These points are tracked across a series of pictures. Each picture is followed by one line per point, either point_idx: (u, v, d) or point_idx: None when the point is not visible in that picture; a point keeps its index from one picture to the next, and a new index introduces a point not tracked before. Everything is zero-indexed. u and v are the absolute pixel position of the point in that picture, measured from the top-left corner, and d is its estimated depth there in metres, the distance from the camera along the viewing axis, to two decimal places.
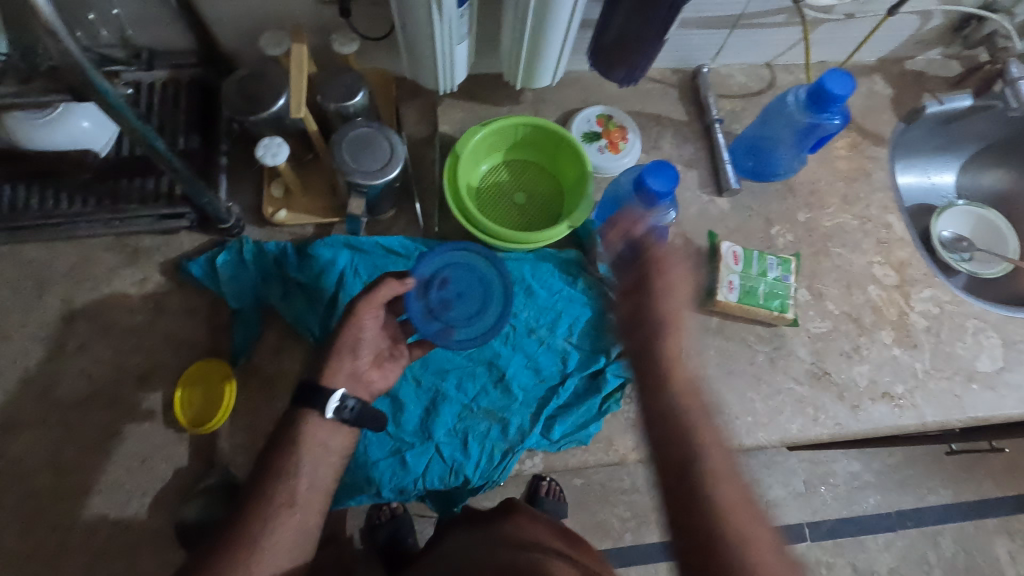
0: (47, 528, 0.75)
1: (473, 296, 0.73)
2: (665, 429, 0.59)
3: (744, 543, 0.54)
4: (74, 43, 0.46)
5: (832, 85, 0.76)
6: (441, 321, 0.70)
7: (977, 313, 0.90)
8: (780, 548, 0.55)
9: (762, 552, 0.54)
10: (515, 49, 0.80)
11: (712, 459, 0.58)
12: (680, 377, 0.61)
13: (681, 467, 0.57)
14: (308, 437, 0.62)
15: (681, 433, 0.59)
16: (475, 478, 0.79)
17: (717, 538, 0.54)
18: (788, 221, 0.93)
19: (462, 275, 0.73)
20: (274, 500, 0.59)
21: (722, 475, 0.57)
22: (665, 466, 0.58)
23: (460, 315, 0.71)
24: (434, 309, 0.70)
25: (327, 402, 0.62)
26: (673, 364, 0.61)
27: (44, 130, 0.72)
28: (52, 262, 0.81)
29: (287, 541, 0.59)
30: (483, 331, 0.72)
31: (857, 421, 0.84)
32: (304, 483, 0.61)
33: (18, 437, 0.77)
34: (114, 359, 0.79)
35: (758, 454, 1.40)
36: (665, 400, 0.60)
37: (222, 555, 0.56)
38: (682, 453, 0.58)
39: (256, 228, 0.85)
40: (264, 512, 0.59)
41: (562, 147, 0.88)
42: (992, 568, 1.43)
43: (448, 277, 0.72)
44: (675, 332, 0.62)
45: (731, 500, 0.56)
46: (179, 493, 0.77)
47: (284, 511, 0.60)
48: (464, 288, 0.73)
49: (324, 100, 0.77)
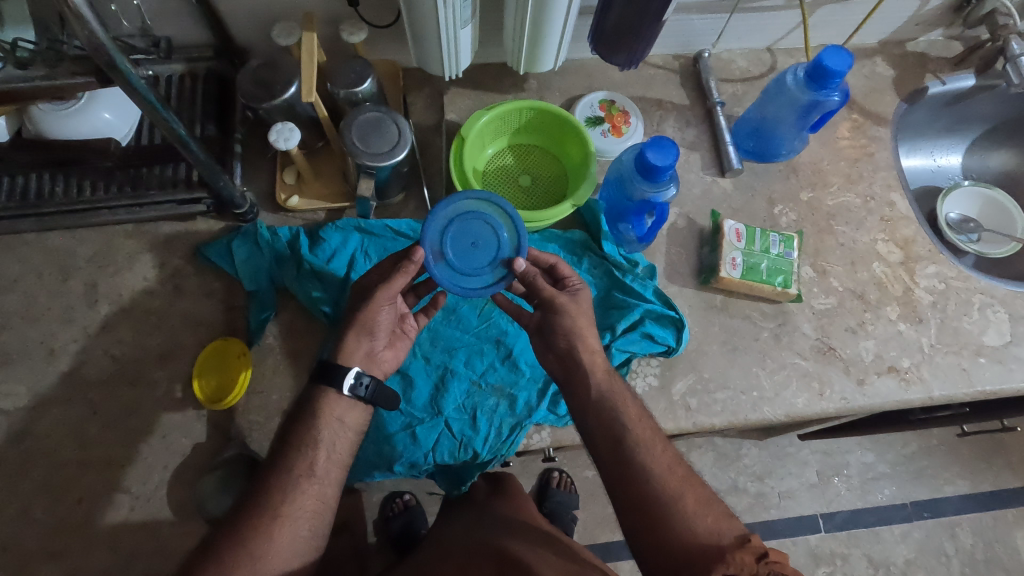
0: (73, 500, 0.78)
1: (482, 263, 0.72)
2: (597, 407, 0.66)
3: (681, 501, 0.59)
4: (100, 27, 0.48)
5: (830, 61, 0.78)
6: (457, 271, 0.71)
7: (984, 288, 0.90)
8: (718, 506, 0.60)
9: (698, 509, 0.59)
10: (518, 34, 0.82)
11: (641, 428, 0.64)
12: (597, 368, 0.67)
13: (614, 438, 0.63)
14: (321, 412, 0.65)
15: (609, 408, 0.65)
16: (483, 453, 0.79)
17: (653, 498, 0.59)
18: (791, 201, 0.94)
19: (482, 225, 0.72)
20: (293, 471, 0.62)
21: (653, 439, 0.64)
22: (600, 440, 0.64)
23: (458, 255, 0.72)
24: (450, 260, 0.71)
25: (344, 378, 0.66)
26: (592, 357, 0.68)
27: (67, 121, 0.76)
28: (76, 248, 0.84)
29: (308, 510, 0.61)
30: (492, 286, 0.71)
31: (864, 396, 0.84)
32: (322, 455, 0.64)
33: (46, 414, 0.80)
34: (136, 339, 0.82)
35: (770, 445, 1.41)
36: (589, 385, 0.67)
37: (246, 521, 0.59)
38: (614, 423, 0.64)
39: (270, 214, 0.88)
40: (284, 483, 0.61)
41: (565, 130, 0.90)
42: (1015, 560, 1.40)
43: (482, 229, 0.72)
44: (590, 334, 0.69)
45: (663, 462, 0.62)
46: (198, 467, 0.80)
47: (304, 481, 0.62)
48: (482, 237, 0.72)
49: (334, 87, 0.80)
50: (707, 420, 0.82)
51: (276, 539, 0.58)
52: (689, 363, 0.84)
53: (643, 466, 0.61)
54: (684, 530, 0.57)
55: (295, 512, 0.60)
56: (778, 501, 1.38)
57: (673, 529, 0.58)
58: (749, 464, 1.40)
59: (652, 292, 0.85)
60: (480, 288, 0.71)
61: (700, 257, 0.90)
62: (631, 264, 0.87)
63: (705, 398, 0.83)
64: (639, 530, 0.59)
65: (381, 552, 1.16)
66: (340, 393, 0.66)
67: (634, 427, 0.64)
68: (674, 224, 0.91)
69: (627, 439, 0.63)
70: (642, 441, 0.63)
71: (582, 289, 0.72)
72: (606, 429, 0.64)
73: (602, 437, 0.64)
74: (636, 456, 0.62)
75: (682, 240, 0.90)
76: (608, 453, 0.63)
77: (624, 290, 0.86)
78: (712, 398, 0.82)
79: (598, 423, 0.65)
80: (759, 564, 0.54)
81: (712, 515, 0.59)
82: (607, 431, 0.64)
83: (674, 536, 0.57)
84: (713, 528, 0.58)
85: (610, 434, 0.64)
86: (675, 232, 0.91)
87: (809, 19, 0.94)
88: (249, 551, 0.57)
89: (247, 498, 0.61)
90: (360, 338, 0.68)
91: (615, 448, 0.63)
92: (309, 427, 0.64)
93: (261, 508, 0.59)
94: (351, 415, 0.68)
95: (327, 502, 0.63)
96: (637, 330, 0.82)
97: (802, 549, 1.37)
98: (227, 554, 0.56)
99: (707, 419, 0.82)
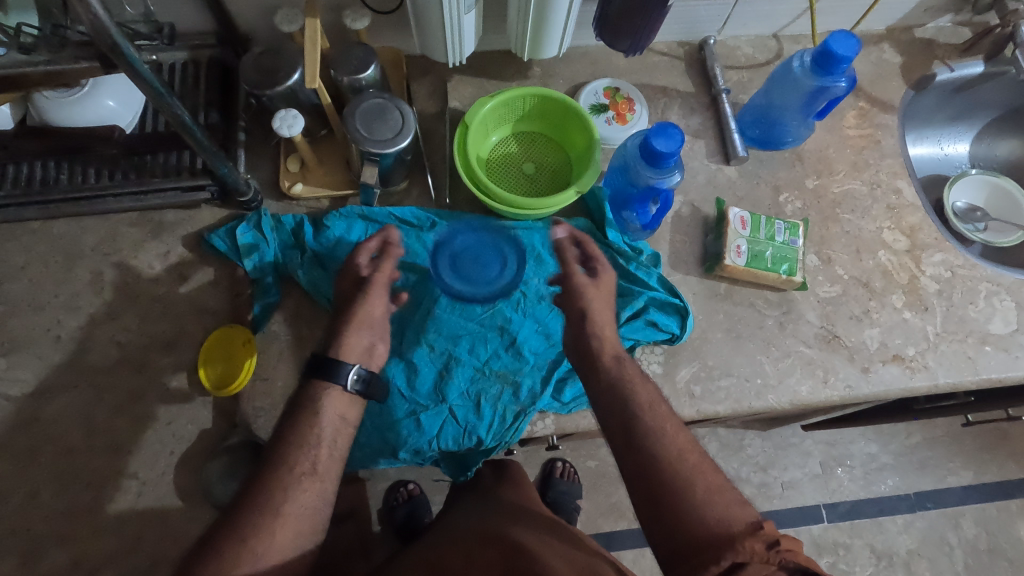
0: (81, 486, 0.79)
1: (472, 249, 0.82)
2: (609, 391, 0.66)
3: (692, 488, 0.59)
4: (104, 10, 0.48)
5: (837, 46, 0.77)
6: (454, 256, 0.81)
7: (991, 276, 0.89)
8: (730, 494, 0.60)
9: (710, 496, 0.59)
10: (522, 20, 0.81)
11: (655, 415, 0.64)
12: (607, 352, 0.69)
13: (626, 423, 0.63)
14: (322, 409, 0.65)
15: (622, 391, 0.66)
16: (488, 440, 0.80)
17: (666, 484, 0.59)
18: (796, 188, 0.93)
19: (493, 265, 0.82)
20: (295, 468, 0.62)
21: (666, 425, 0.63)
22: (612, 422, 0.65)
23: (462, 266, 0.81)
24: (460, 255, 0.81)
25: (347, 374, 0.66)
26: (602, 343, 0.69)
27: (71, 108, 0.77)
28: (82, 236, 0.85)
29: (308, 507, 0.61)
30: (465, 230, 0.82)
31: (868, 383, 0.84)
32: (322, 453, 0.64)
33: (53, 401, 0.80)
34: (141, 327, 0.83)
35: (773, 435, 1.41)
36: (602, 369, 0.68)
37: (246, 518, 0.58)
38: (626, 407, 0.64)
39: (274, 202, 0.88)
40: (285, 480, 0.61)
41: (569, 117, 0.90)
42: (1018, 550, 1.40)
43: (490, 266, 0.82)
44: (602, 321, 0.71)
45: (676, 447, 0.62)
46: (204, 454, 0.80)
47: (305, 479, 0.62)
48: (485, 258, 0.82)
49: (338, 74, 0.79)
50: (711, 407, 0.82)
51: (277, 537, 0.58)
52: (693, 350, 0.84)
53: (653, 451, 0.61)
54: (694, 517, 0.57)
55: (295, 510, 0.60)
56: (780, 491, 1.39)
57: (684, 516, 0.57)
58: (751, 454, 1.40)
59: (657, 280, 0.85)
60: (453, 235, 0.82)
61: (705, 246, 0.89)
62: (635, 252, 0.87)
63: (709, 385, 0.83)
64: (650, 517, 0.59)
65: (385, 539, 1.17)
66: (343, 390, 0.67)
67: (648, 412, 0.64)
68: (678, 212, 0.91)
69: (637, 424, 0.63)
70: (654, 426, 0.63)
71: (602, 269, 0.74)
72: (620, 413, 0.64)
73: (613, 420, 0.64)
74: (647, 441, 0.62)
75: (686, 228, 0.90)
76: (620, 437, 0.63)
77: (628, 278, 0.85)
78: (715, 386, 0.82)
79: (612, 406, 0.65)
80: (770, 553, 0.53)
81: (724, 503, 0.58)
82: (619, 415, 0.64)
83: (682, 522, 0.57)
84: (724, 516, 0.57)
85: (620, 418, 0.64)
86: (679, 220, 0.90)
87: (815, 5, 0.93)
88: (248, 548, 0.57)
89: (247, 493, 0.61)
90: (359, 332, 0.70)
91: (627, 431, 0.63)
92: (311, 424, 0.64)
93: (258, 506, 0.59)
94: (352, 411, 0.68)
95: (326, 499, 0.63)
96: (641, 318, 0.82)
97: (804, 539, 1.37)
98: (226, 552, 0.56)
99: (710, 406, 0.82)
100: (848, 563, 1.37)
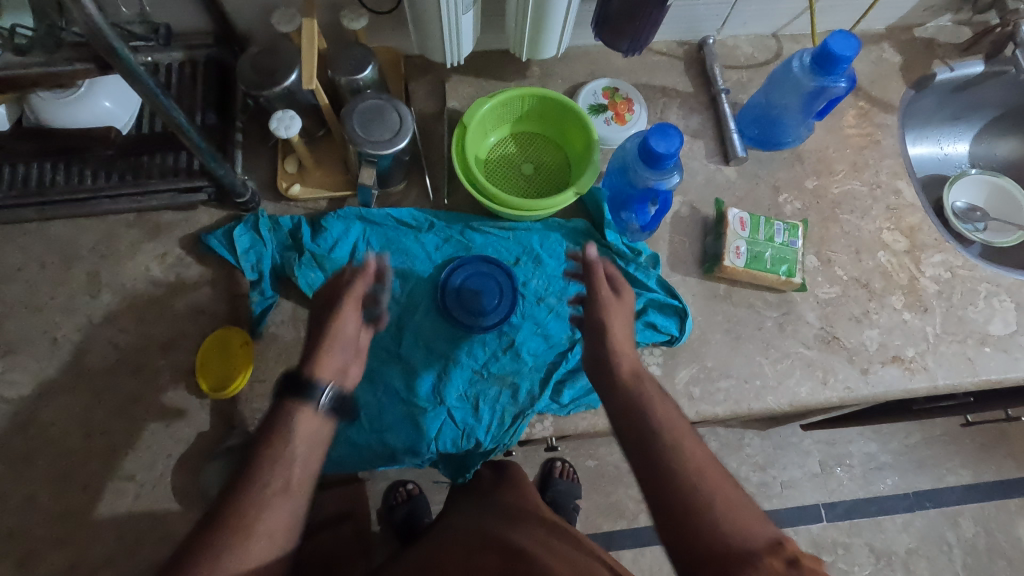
0: (78, 489, 0.79)
1: (473, 277, 0.85)
2: (626, 407, 0.65)
3: (711, 503, 0.57)
4: (98, 13, 0.48)
5: (836, 46, 0.77)
6: (455, 285, 0.84)
7: (991, 277, 0.89)
8: (750, 509, 0.58)
9: (729, 511, 0.57)
10: (520, 20, 0.81)
11: (672, 431, 0.63)
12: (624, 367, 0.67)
13: (643, 440, 0.62)
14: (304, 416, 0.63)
15: (639, 407, 0.64)
16: (486, 442, 0.80)
17: (684, 501, 0.58)
18: (796, 189, 0.93)
19: (492, 292, 0.84)
20: (268, 487, 0.58)
21: (684, 441, 0.62)
22: (629, 439, 0.63)
23: (463, 293, 0.84)
24: (462, 284, 0.84)
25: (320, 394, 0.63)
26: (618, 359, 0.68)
27: (68, 109, 0.76)
28: (79, 237, 0.84)
29: (282, 525, 0.57)
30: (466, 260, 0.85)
31: (868, 384, 0.84)
32: (298, 472, 0.60)
33: (50, 403, 0.80)
34: (138, 328, 0.82)
35: (772, 434, 1.41)
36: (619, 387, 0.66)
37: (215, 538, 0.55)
38: (643, 424, 0.63)
39: (271, 203, 0.88)
40: (257, 498, 0.57)
41: (568, 117, 0.89)
42: (1016, 549, 1.40)
43: (489, 294, 0.84)
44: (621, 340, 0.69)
45: (694, 463, 0.60)
46: (201, 456, 0.80)
47: (276, 498, 0.58)
48: (484, 286, 0.84)
49: (335, 74, 0.79)
50: (710, 409, 0.81)
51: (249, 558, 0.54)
52: (692, 352, 0.84)
53: (670, 465, 0.60)
54: (714, 534, 0.55)
55: (270, 529, 0.56)
56: (779, 490, 1.39)
57: (704, 532, 0.56)
58: (751, 453, 1.40)
59: (655, 281, 0.85)
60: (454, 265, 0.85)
61: (704, 246, 0.89)
62: (634, 253, 0.87)
63: (709, 387, 0.82)
64: (666, 534, 0.58)
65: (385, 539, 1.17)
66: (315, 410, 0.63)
67: (665, 427, 0.63)
68: (677, 213, 0.90)
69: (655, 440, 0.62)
70: (672, 442, 0.61)
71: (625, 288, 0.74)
72: (637, 430, 0.63)
73: (631, 436, 0.63)
74: (664, 456, 0.60)
75: (685, 228, 0.90)
76: (636, 454, 0.62)
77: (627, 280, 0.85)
78: (715, 387, 0.82)
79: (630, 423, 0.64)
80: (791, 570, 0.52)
81: (744, 519, 0.57)
82: (635, 430, 0.63)
83: (701, 539, 0.55)
84: (745, 532, 0.55)
85: (636, 434, 0.63)
86: (679, 221, 0.90)
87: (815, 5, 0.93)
88: None
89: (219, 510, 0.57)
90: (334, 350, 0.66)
91: (646, 447, 0.62)
92: (283, 444, 0.61)
93: None
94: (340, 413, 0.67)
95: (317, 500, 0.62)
96: (640, 319, 0.82)
97: (803, 538, 1.37)
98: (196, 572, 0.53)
99: (709, 408, 0.82)
100: (847, 562, 1.37)
